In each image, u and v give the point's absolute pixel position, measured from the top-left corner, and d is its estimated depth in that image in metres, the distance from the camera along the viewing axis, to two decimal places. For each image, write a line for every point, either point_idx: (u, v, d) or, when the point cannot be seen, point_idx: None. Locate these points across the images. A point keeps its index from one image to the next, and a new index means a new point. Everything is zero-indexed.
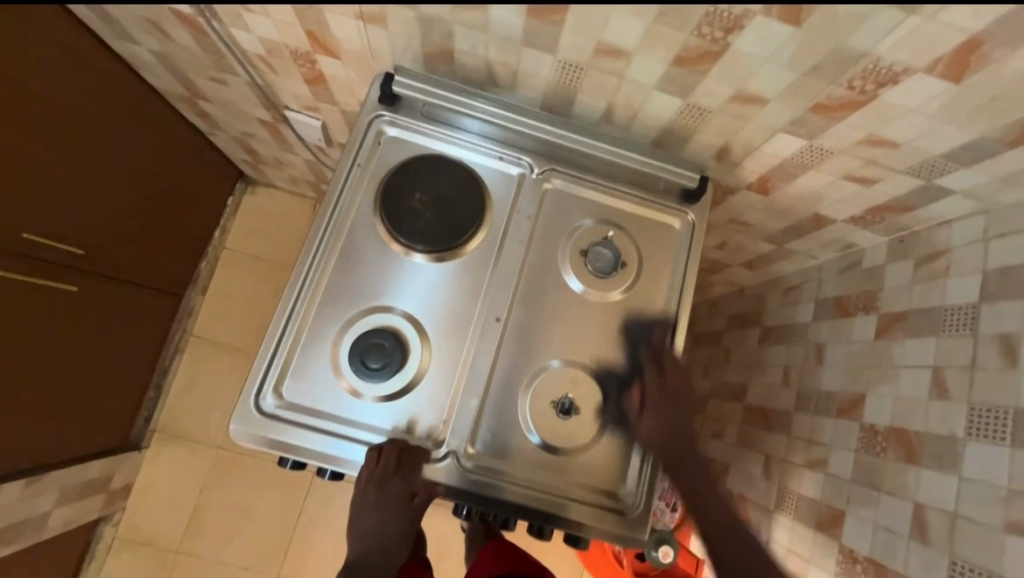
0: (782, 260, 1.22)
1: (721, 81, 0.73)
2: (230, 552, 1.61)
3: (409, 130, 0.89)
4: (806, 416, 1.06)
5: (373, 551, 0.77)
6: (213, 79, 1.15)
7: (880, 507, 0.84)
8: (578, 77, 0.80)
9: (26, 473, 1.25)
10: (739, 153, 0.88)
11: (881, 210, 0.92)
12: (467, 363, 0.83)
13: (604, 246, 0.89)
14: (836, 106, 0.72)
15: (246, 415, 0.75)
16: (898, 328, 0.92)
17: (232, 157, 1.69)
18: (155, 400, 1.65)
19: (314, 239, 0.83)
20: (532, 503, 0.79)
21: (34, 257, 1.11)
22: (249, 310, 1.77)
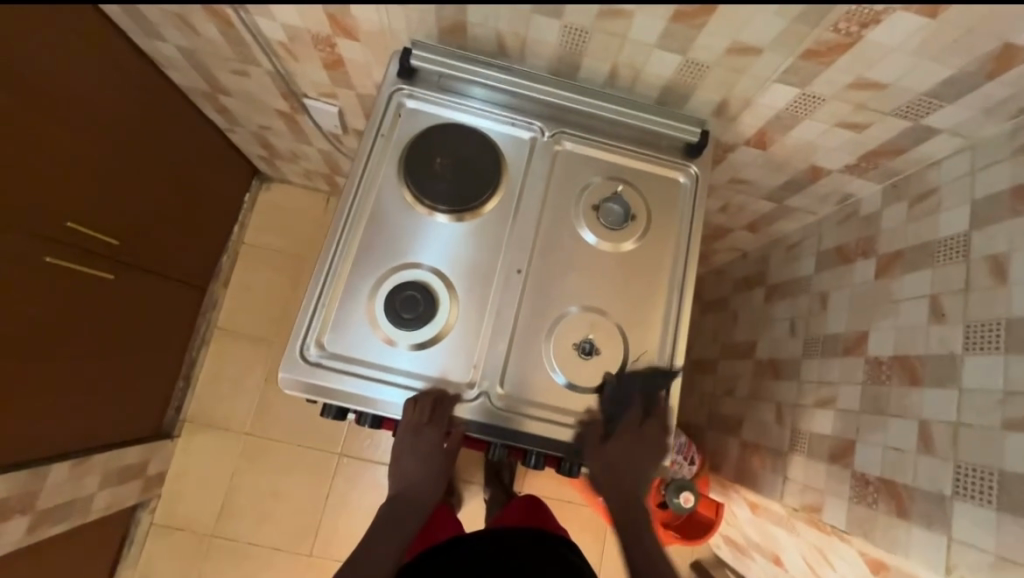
0: (782, 219, 1.28)
1: (717, 33, 0.79)
2: (262, 533, 1.67)
3: (427, 101, 0.96)
4: (814, 360, 1.12)
5: (413, 486, 0.86)
6: (235, 71, 1.21)
7: (887, 429, 0.89)
8: (583, 41, 0.87)
9: (71, 456, 1.31)
10: (737, 107, 0.94)
11: (873, 155, 0.98)
12: (493, 312, 0.89)
13: (614, 201, 0.96)
14: (824, 50, 0.78)
15: (294, 363, 0.82)
16: (896, 266, 0.98)
17: (248, 155, 1.76)
18: (184, 390, 1.71)
19: (345, 203, 0.89)
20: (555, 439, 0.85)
21: (71, 244, 1.16)
22: (269, 301, 1.83)
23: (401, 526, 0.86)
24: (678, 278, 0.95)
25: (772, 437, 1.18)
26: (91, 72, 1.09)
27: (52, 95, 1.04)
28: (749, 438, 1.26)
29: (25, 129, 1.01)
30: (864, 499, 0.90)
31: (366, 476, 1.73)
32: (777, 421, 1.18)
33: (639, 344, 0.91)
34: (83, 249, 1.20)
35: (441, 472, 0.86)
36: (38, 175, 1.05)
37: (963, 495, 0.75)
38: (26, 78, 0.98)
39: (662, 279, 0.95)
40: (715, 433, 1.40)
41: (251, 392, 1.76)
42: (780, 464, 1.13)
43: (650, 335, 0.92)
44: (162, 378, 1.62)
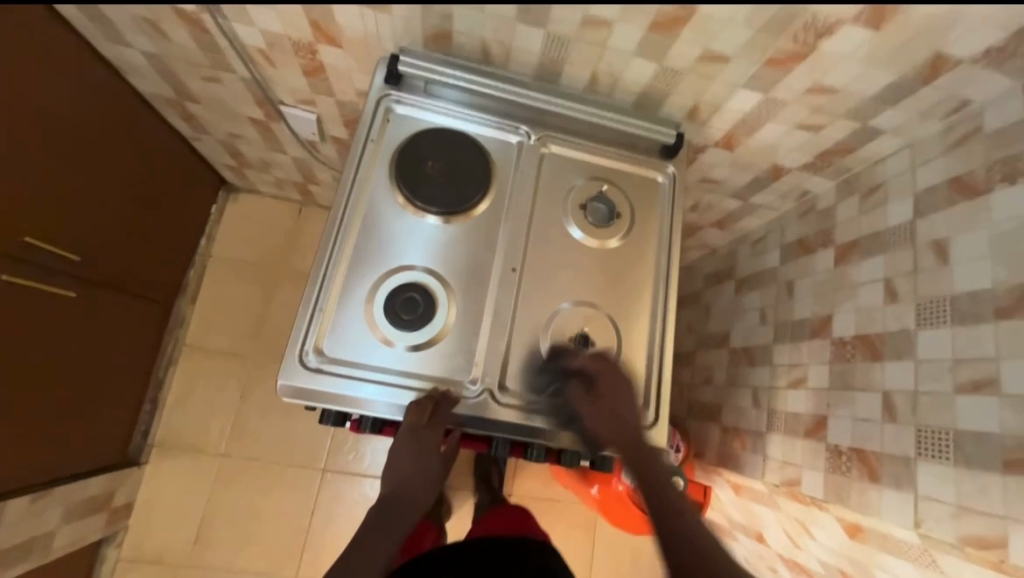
0: (748, 216, 1.37)
1: (690, 43, 0.86)
2: (243, 558, 1.59)
3: (415, 106, 0.97)
4: (784, 345, 1.20)
5: (405, 488, 0.87)
6: (207, 78, 1.18)
7: (854, 402, 0.97)
8: (565, 49, 0.92)
9: (30, 490, 1.21)
10: (707, 111, 1.01)
11: (828, 154, 1.08)
12: (490, 310, 0.91)
13: (600, 200, 1.00)
14: (785, 59, 0.86)
15: (293, 370, 0.81)
16: (852, 254, 1.07)
17: (215, 165, 1.70)
18: (151, 413, 1.62)
19: (338, 207, 0.89)
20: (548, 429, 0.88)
21: (29, 261, 1.09)
22: (242, 315, 1.76)
23: (394, 526, 0.86)
24: (663, 271, 1.00)
25: (751, 419, 1.25)
26: (51, 78, 1.04)
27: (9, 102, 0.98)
28: (728, 422, 1.34)
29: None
30: (838, 468, 0.98)
31: (352, 491, 1.69)
32: (754, 404, 1.25)
33: (630, 334, 0.96)
34: (42, 266, 1.12)
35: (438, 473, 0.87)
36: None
37: (924, 455, 0.83)
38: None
39: (647, 273, 1.00)
40: (696, 421, 1.47)
41: (225, 411, 1.68)
42: (759, 444, 1.20)
43: (640, 326, 0.96)
44: (127, 401, 1.52)
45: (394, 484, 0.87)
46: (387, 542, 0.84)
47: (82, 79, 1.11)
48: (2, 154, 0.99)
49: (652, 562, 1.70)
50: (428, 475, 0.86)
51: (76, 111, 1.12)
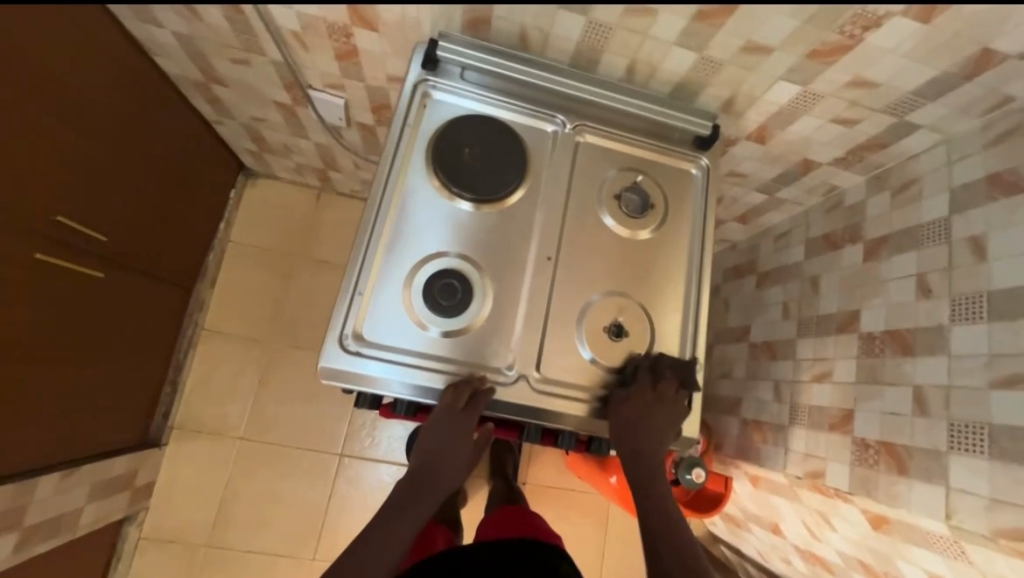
0: (772, 210, 1.37)
1: (733, 33, 0.85)
2: (262, 540, 1.61)
3: (452, 92, 0.97)
4: (808, 339, 1.21)
5: (432, 472, 0.84)
6: (237, 60, 1.17)
7: (883, 396, 0.98)
8: (606, 37, 0.91)
9: (58, 468, 1.22)
10: (743, 103, 1.01)
11: (861, 149, 1.07)
12: (524, 298, 0.91)
13: (633, 190, 1.00)
14: (829, 51, 0.85)
15: (333, 353, 0.81)
16: (882, 249, 1.07)
17: (235, 149, 1.69)
18: (172, 396, 1.63)
19: (377, 192, 0.89)
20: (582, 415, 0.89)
21: (60, 241, 1.09)
22: (260, 300, 1.77)
23: (416, 512, 0.83)
24: (696, 262, 1.00)
25: (772, 413, 1.26)
26: (83, 58, 1.03)
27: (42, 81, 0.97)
28: (748, 415, 1.35)
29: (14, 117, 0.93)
30: (865, 461, 0.99)
31: (368, 476, 1.70)
32: (775, 398, 1.26)
33: (662, 324, 0.96)
34: (73, 246, 1.12)
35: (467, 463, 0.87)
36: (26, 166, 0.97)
37: (957, 448, 0.84)
38: (14, 63, 0.90)
39: (680, 264, 1.00)
40: (713, 413, 1.48)
41: (244, 396, 1.69)
42: (781, 437, 1.21)
43: (672, 316, 0.97)
44: (149, 382, 1.53)
45: (420, 470, 0.85)
46: (408, 527, 0.82)
47: (112, 59, 1.10)
48: (36, 134, 0.98)
49: None
50: (458, 465, 0.85)
51: (106, 91, 1.11)
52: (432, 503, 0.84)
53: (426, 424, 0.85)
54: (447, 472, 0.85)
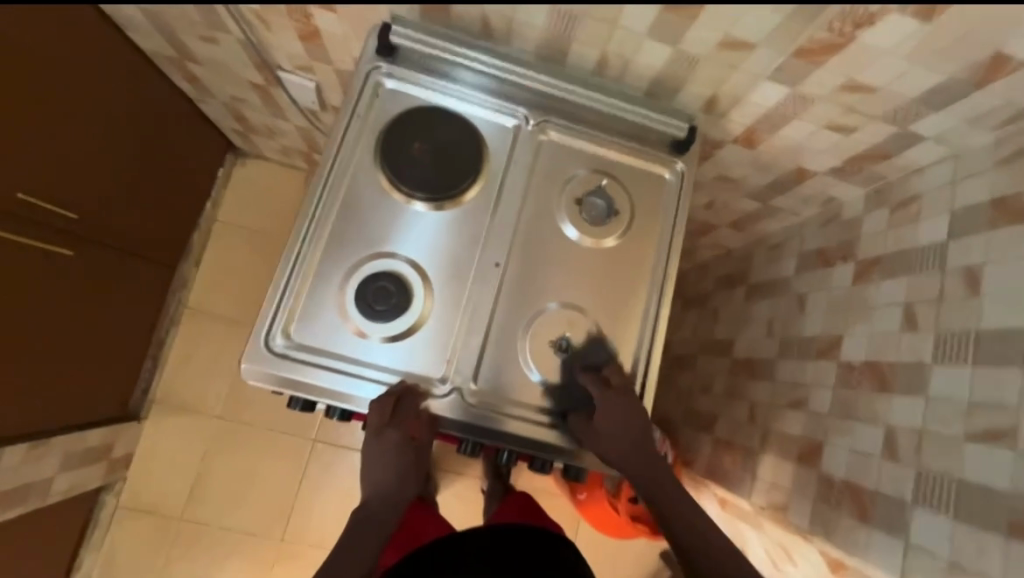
0: (766, 219, 1.27)
1: (709, 26, 0.77)
2: (234, 517, 1.64)
3: (407, 82, 0.91)
4: (789, 361, 1.13)
5: (379, 495, 0.81)
6: (204, 37, 1.14)
7: (855, 435, 0.91)
8: (571, 26, 0.83)
9: (25, 439, 1.26)
10: (726, 104, 0.92)
11: (859, 160, 0.97)
12: (468, 305, 0.86)
13: (598, 195, 0.93)
14: (818, 50, 0.76)
15: (259, 353, 0.78)
16: (873, 272, 0.98)
17: (222, 127, 1.67)
18: (153, 370, 1.66)
19: (317, 187, 0.85)
20: (541, 439, 0.84)
21: (23, 218, 1.09)
22: (243, 281, 1.77)
23: (383, 523, 0.81)
24: (659, 276, 0.93)
25: (744, 435, 1.20)
26: (49, 30, 1.01)
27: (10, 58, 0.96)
28: (721, 434, 1.28)
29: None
30: (828, 500, 0.93)
31: (341, 462, 1.71)
32: (749, 420, 1.20)
33: (616, 344, 0.90)
34: (36, 223, 1.12)
35: (417, 468, 0.83)
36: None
37: (923, 502, 0.78)
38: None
39: (642, 277, 0.93)
40: (689, 428, 1.43)
41: (223, 374, 1.71)
42: (750, 462, 1.16)
43: (628, 334, 0.91)
44: (127, 359, 1.56)
45: (372, 487, 0.82)
46: (376, 538, 0.80)
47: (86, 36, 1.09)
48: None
49: (635, 556, 1.68)
50: (405, 471, 0.82)
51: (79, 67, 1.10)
52: (396, 512, 0.82)
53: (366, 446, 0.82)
54: (399, 481, 0.81)
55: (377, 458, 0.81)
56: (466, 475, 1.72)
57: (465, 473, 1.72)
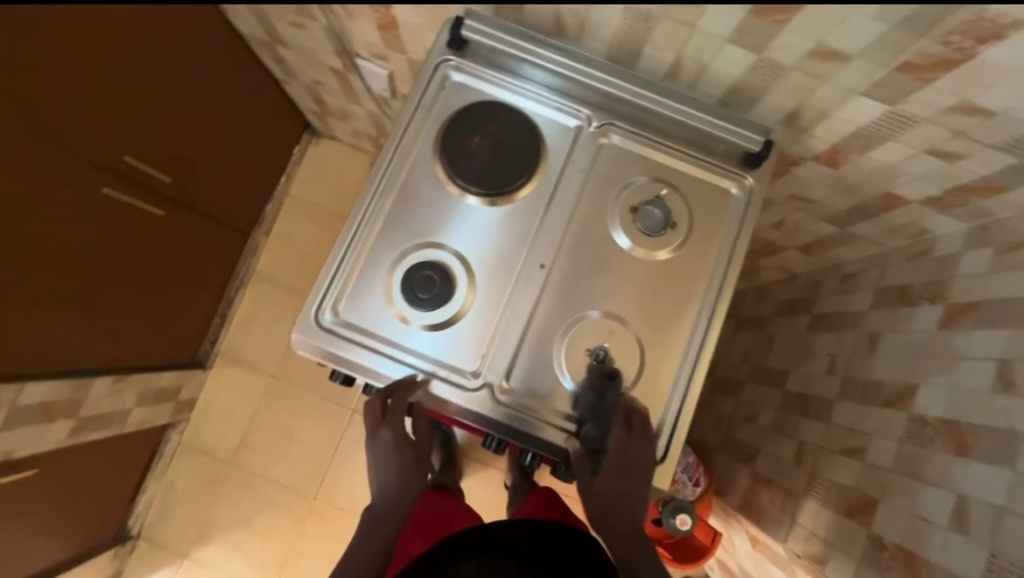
0: (843, 246, 1.17)
1: (801, 34, 0.71)
2: (274, 470, 1.77)
3: (473, 76, 0.91)
4: (849, 404, 1.03)
5: (385, 494, 0.87)
6: (294, 24, 1.21)
7: (918, 497, 0.82)
8: (648, 26, 0.80)
9: (111, 372, 1.42)
10: (810, 118, 0.85)
11: (963, 192, 0.86)
12: (508, 304, 0.86)
13: (655, 205, 0.89)
14: (927, 65, 0.69)
15: (308, 326, 0.83)
16: (965, 319, 0.87)
17: (302, 108, 1.78)
18: (220, 326, 1.82)
19: (377, 173, 0.88)
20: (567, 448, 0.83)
21: (129, 180, 1.22)
22: (306, 253, 1.89)
23: (390, 522, 0.87)
24: (711, 296, 0.88)
25: (787, 475, 1.11)
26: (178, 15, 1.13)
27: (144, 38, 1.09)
28: (761, 470, 1.21)
29: (94, 67, 1.03)
30: (876, 563, 0.85)
31: None
32: (795, 460, 1.11)
33: (655, 361, 0.86)
34: (139, 184, 1.26)
35: (413, 465, 0.88)
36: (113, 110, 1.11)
37: None
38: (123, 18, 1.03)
39: (692, 295, 0.89)
40: (726, 457, 1.35)
41: (280, 338, 1.84)
42: (791, 505, 1.08)
43: (669, 353, 0.87)
44: (200, 313, 1.71)
45: (379, 488, 0.88)
46: (385, 534, 0.87)
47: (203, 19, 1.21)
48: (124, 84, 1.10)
49: None
50: (403, 469, 0.87)
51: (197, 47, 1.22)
52: (402, 508, 0.87)
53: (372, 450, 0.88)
54: (399, 479, 0.87)
55: (378, 458, 0.87)
56: (491, 466, 1.75)
57: (490, 464, 1.75)
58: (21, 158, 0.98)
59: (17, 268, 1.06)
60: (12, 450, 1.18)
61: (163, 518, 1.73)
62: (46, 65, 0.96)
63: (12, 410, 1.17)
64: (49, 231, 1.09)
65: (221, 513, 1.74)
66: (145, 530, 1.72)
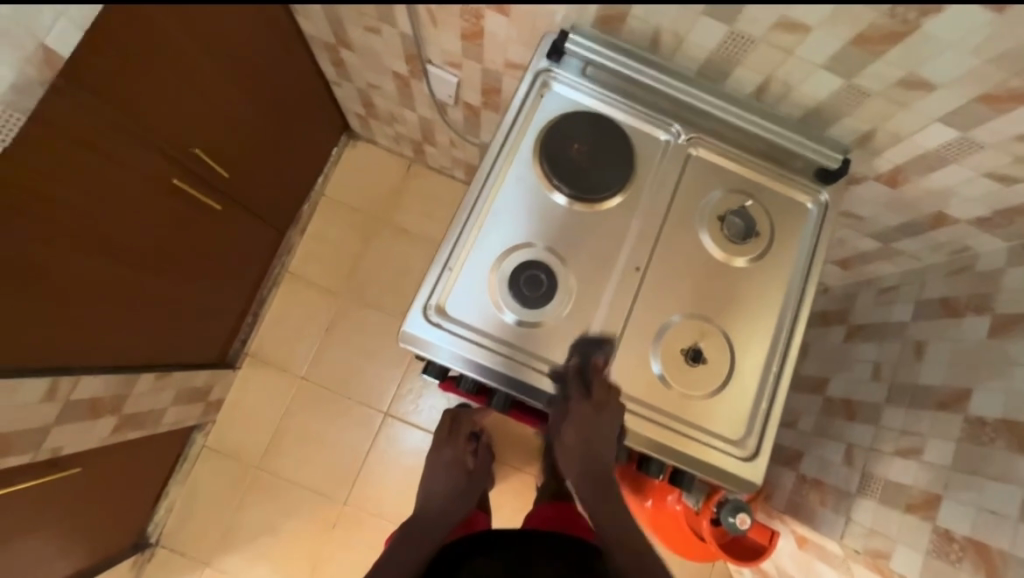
0: (882, 261, 1.25)
1: (895, 64, 0.81)
2: (303, 475, 1.73)
3: (571, 86, 0.96)
4: (899, 408, 1.10)
5: (432, 506, 0.97)
6: (369, 28, 1.24)
7: (982, 491, 0.89)
8: (744, 49, 0.88)
9: (154, 368, 1.39)
10: (882, 140, 0.94)
11: (1012, 213, 0.95)
12: (605, 303, 0.90)
13: (739, 214, 0.95)
14: (1007, 97, 0.79)
15: (416, 318, 0.85)
16: (1015, 328, 0.95)
17: (345, 110, 1.79)
18: (251, 325, 1.79)
19: (482, 173, 0.91)
20: (658, 443, 0.86)
21: (192, 171, 1.18)
22: (339, 253, 1.87)
23: (427, 534, 0.94)
24: (793, 301, 0.94)
25: (838, 477, 1.17)
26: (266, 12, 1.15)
27: (236, 36, 1.10)
28: (807, 472, 1.26)
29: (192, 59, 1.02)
30: (945, 555, 0.91)
31: (406, 439, 1.78)
32: (845, 462, 1.17)
33: (743, 360, 0.91)
34: (201, 177, 1.22)
35: (464, 489, 0.99)
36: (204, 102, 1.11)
37: None
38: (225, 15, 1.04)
39: (773, 300, 0.94)
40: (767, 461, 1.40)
41: (310, 338, 1.82)
42: (843, 505, 1.13)
43: (756, 353, 0.92)
44: (234, 312, 1.68)
45: (427, 498, 0.99)
46: (421, 548, 0.92)
47: (278, 15, 1.23)
48: (210, 76, 1.08)
49: None
50: (453, 490, 0.98)
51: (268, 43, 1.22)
52: (441, 522, 0.96)
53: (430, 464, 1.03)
54: (446, 495, 0.98)
55: (434, 472, 1.01)
56: (523, 472, 1.73)
57: (521, 469, 1.73)
58: (113, 148, 0.97)
59: (92, 258, 1.03)
60: (58, 446, 1.14)
61: (184, 525, 1.67)
62: (166, 51, 0.96)
63: (65, 404, 1.13)
64: (125, 222, 1.07)
65: (245, 519, 1.69)
66: (165, 537, 1.66)
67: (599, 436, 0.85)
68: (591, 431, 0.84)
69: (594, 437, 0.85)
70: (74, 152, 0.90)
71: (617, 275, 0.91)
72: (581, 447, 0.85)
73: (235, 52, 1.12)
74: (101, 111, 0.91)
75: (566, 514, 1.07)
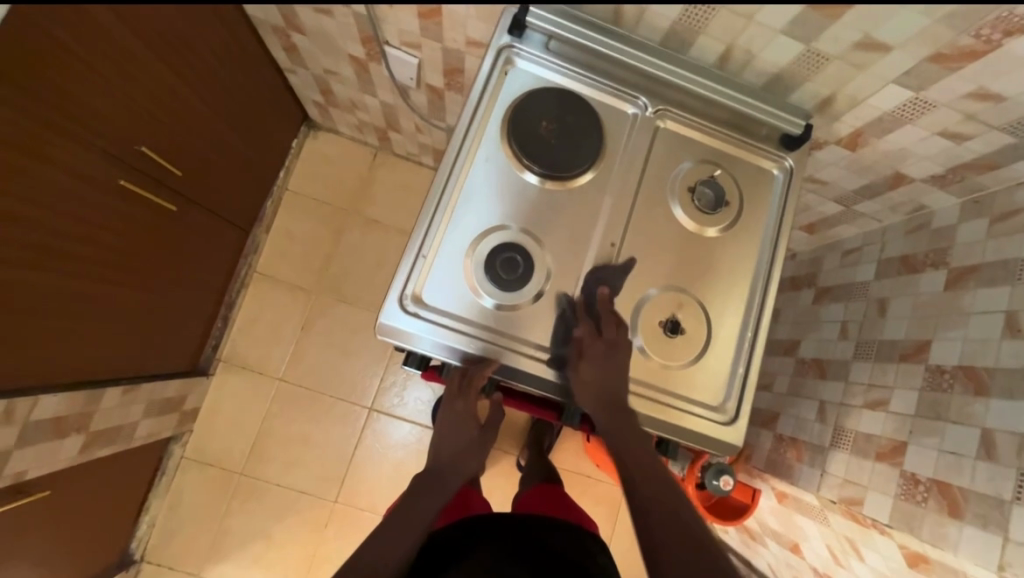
0: (844, 224, 1.29)
1: (852, 26, 0.82)
2: (290, 477, 1.70)
3: (535, 62, 0.94)
4: (865, 363, 1.15)
5: (446, 461, 0.89)
6: (319, 8, 1.18)
7: (944, 435, 0.94)
8: (706, 18, 0.87)
9: (120, 383, 1.33)
10: (842, 104, 0.96)
11: (963, 169, 0.99)
12: (582, 280, 0.90)
13: (708, 185, 0.96)
14: (957, 56, 0.81)
15: (393, 309, 0.83)
16: (969, 279, 1.00)
17: (302, 99, 1.71)
18: (222, 330, 1.72)
19: (450, 156, 0.89)
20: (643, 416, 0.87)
21: (142, 171, 1.11)
22: (307, 249, 1.81)
23: (439, 487, 0.86)
24: (764, 267, 0.96)
25: (813, 433, 1.22)
26: None
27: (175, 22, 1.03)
28: (784, 431, 1.31)
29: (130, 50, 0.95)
30: (912, 497, 0.96)
31: (393, 433, 1.76)
32: (818, 418, 1.22)
33: (719, 328, 0.93)
34: (152, 177, 1.15)
35: (477, 443, 0.91)
36: (146, 96, 1.03)
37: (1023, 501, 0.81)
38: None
39: (745, 268, 0.96)
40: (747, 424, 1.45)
41: (285, 339, 1.76)
42: (819, 459, 1.18)
43: (731, 320, 0.94)
44: (201, 318, 1.61)
45: (439, 451, 0.90)
46: (431, 504, 0.84)
47: None
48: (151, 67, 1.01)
49: None
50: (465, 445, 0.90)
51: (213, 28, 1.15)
52: (453, 478, 0.88)
53: (443, 416, 0.91)
54: (461, 450, 0.90)
55: (445, 426, 0.91)
56: (513, 455, 1.74)
57: (511, 453, 1.73)
58: (51, 149, 0.90)
59: (37, 270, 0.96)
60: (23, 470, 1.09)
61: (170, 538, 1.63)
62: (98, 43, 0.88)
63: (27, 426, 1.08)
64: (71, 230, 1.00)
65: (234, 526, 1.65)
66: (150, 552, 1.62)
67: (611, 371, 0.83)
68: (602, 365, 0.83)
69: (608, 374, 0.83)
70: (4, 156, 0.83)
71: (593, 251, 0.91)
72: (593, 389, 0.82)
73: (176, 39, 1.05)
74: (29, 109, 0.84)
75: (558, 498, 1.08)
